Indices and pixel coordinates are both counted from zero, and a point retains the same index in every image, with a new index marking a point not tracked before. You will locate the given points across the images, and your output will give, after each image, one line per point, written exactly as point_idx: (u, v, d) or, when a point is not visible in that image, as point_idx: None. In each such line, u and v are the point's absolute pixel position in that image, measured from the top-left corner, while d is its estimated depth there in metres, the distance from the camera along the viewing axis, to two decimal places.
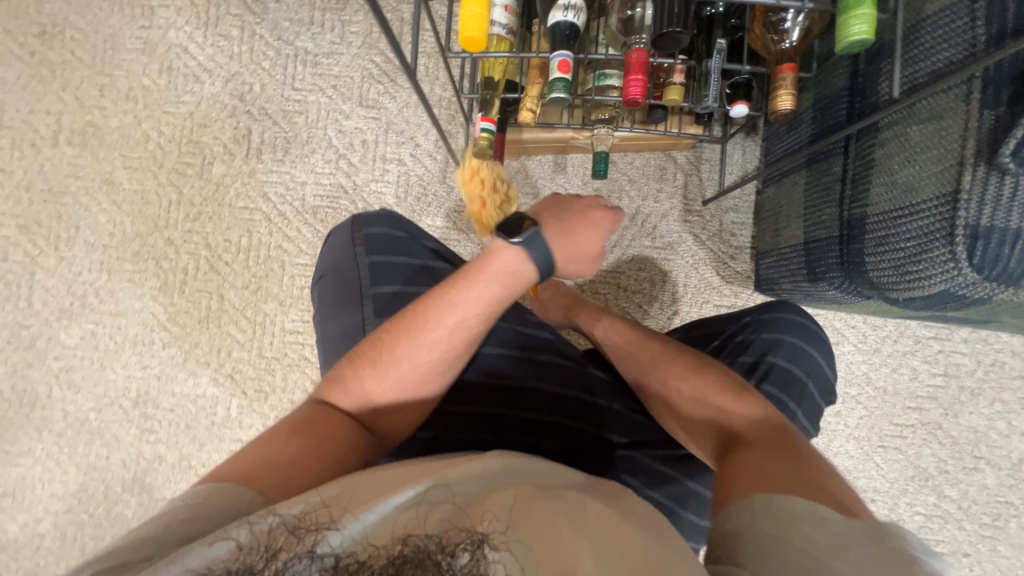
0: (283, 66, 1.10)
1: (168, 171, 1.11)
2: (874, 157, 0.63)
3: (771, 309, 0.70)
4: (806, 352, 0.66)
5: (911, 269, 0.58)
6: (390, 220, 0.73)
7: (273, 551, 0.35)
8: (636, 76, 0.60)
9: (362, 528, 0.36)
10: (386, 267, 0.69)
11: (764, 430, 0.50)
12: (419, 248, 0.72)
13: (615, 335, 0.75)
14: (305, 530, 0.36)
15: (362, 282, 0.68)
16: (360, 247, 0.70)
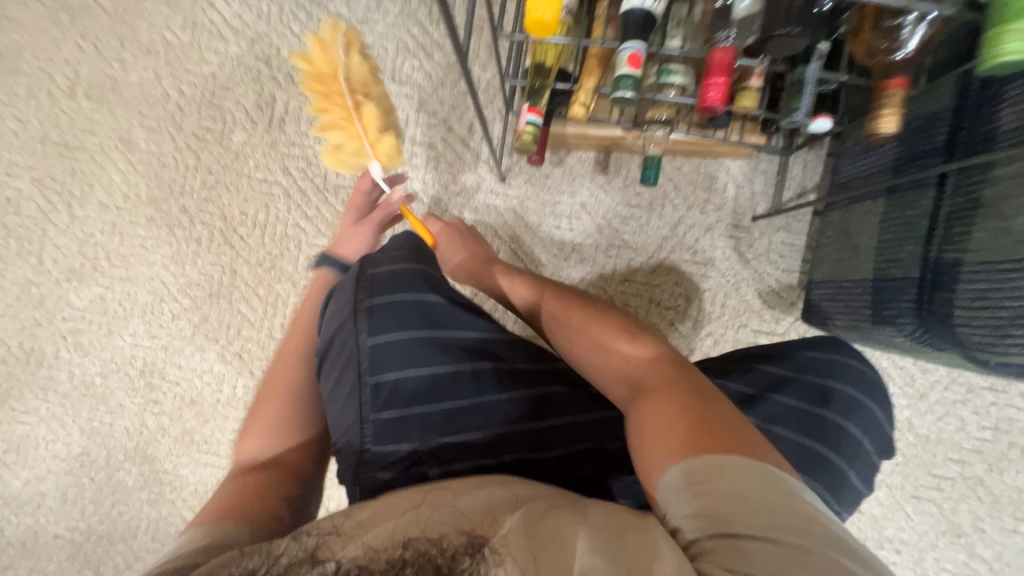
0: (313, 30, 1.03)
1: (186, 135, 1.06)
2: (981, 196, 0.55)
3: (830, 348, 0.59)
4: (863, 406, 0.56)
5: (1015, 332, 0.50)
6: (402, 284, 0.61)
7: (280, 555, 0.42)
8: (718, 79, 0.52)
9: (357, 532, 0.43)
10: (392, 347, 0.57)
11: (662, 375, 0.50)
12: (425, 314, 0.59)
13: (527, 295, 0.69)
14: (311, 534, 0.44)
15: (361, 367, 0.56)
16: (362, 324, 0.57)
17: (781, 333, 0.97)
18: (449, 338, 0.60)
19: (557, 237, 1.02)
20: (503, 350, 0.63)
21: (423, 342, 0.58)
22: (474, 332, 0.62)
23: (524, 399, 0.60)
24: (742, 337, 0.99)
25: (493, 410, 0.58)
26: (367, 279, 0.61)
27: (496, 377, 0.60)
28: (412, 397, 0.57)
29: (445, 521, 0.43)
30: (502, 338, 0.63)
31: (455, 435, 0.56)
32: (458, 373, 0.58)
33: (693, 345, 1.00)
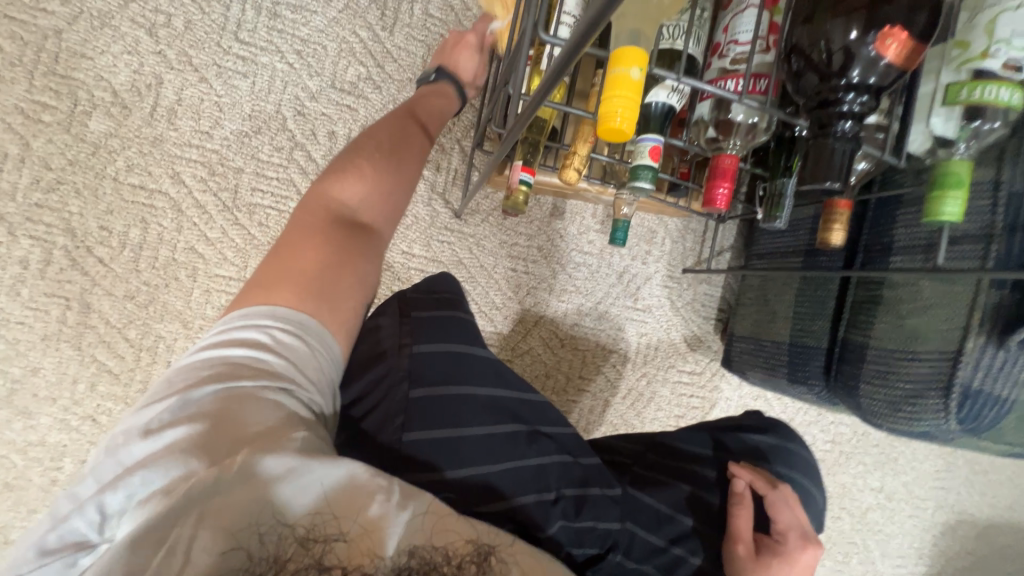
0: (223, 4, 0.81)
1: (5, 109, 0.73)
2: (881, 294, 0.69)
3: (781, 435, 0.70)
4: (802, 487, 0.67)
5: (905, 409, 0.65)
6: (443, 333, 0.55)
7: (280, 562, 0.33)
8: (724, 185, 0.55)
9: (364, 535, 0.35)
10: (432, 403, 0.51)
11: None
12: (474, 371, 0.55)
13: None
14: (313, 542, 0.35)
15: (391, 421, 0.50)
16: (405, 372, 0.52)
17: (701, 372, 1.10)
18: (485, 396, 0.54)
19: (512, 278, 0.99)
20: (535, 411, 0.57)
21: (464, 399, 0.52)
22: (512, 389, 0.56)
23: (554, 462, 0.54)
24: (670, 377, 1.09)
25: (525, 477, 0.51)
26: (413, 322, 0.55)
27: (530, 439, 0.54)
28: (444, 460, 0.49)
29: (461, 529, 0.38)
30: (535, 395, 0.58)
31: (481, 509, 0.48)
32: (493, 436, 0.52)
33: (631, 385, 1.07)
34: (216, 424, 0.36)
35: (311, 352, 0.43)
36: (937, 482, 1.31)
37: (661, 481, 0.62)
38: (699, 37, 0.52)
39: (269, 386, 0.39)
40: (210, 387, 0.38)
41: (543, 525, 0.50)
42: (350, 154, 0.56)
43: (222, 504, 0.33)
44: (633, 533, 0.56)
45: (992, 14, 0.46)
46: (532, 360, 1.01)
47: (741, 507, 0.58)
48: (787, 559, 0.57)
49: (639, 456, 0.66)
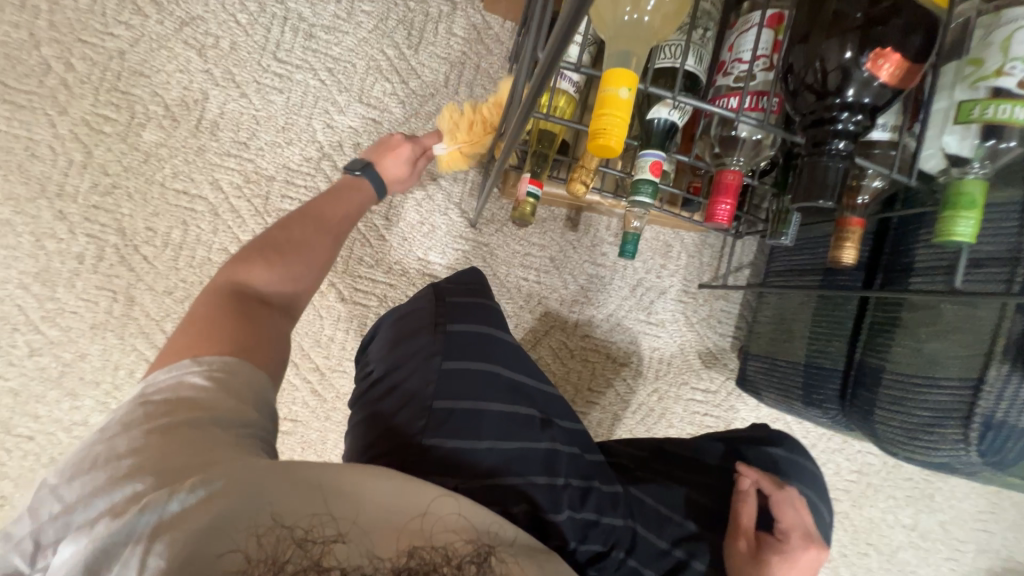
0: (265, 26, 0.88)
1: (72, 121, 0.83)
2: (899, 315, 0.67)
3: (789, 446, 0.69)
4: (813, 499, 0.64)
5: (922, 438, 0.62)
6: (477, 314, 0.58)
7: (278, 563, 0.32)
8: (727, 200, 0.55)
9: (365, 537, 0.35)
10: (461, 376, 0.53)
11: None
12: (502, 354, 0.57)
13: None
14: (313, 543, 0.34)
15: (420, 389, 0.52)
16: (439, 348, 0.55)
17: (715, 391, 1.08)
18: (510, 379, 0.56)
19: (524, 287, 1.00)
20: (550, 401, 0.59)
21: (489, 376, 0.55)
22: (533, 376, 0.59)
23: (566, 448, 0.56)
24: (683, 393, 1.07)
25: (534, 457, 0.53)
26: (448, 306, 0.59)
27: (544, 424, 0.56)
28: (466, 430, 0.51)
29: (455, 532, 0.38)
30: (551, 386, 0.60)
31: (495, 482, 0.50)
32: (512, 416, 0.54)
33: (641, 400, 1.06)
34: (170, 447, 0.37)
35: (232, 391, 0.42)
36: (978, 524, 1.21)
37: (661, 484, 0.61)
38: (701, 56, 0.54)
39: (199, 415, 0.40)
40: (146, 422, 0.39)
41: (553, 506, 0.51)
42: (264, 241, 0.58)
43: (158, 531, 0.32)
44: (636, 531, 0.56)
45: (1009, 30, 0.45)
46: (542, 369, 1.02)
47: (745, 506, 0.59)
48: (789, 559, 0.56)
49: (645, 462, 0.65)
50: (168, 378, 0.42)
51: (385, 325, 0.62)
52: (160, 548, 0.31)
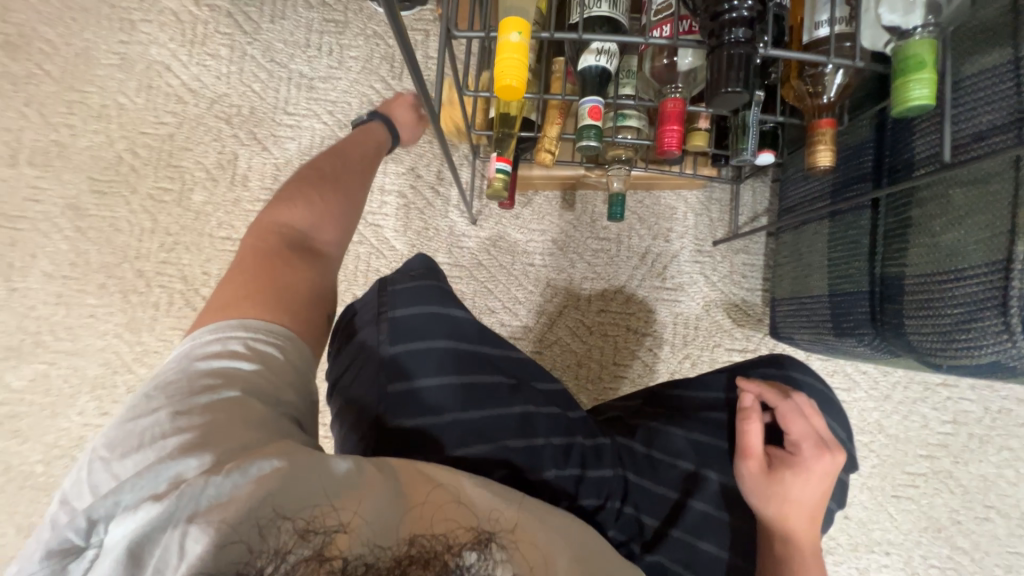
0: (274, 88, 1.04)
1: (142, 197, 1.02)
2: (910, 215, 0.61)
3: (786, 366, 0.71)
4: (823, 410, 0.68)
5: (958, 338, 0.55)
6: (423, 295, 0.58)
7: (281, 554, 0.33)
8: (672, 127, 0.56)
9: (367, 527, 0.36)
10: (412, 357, 0.55)
11: None
12: (457, 328, 0.58)
13: (811, 492, 0.60)
14: (312, 533, 0.35)
15: (376, 378, 0.54)
16: (385, 335, 0.56)
17: (754, 349, 1.02)
18: (466, 351, 0.58)
19: (532, 273, 1.03)
20: (517, 364, 0.61)
21: (441, 352, 0.56)
22: (491, 346, 0.60)
23: (539, 411, 0.59)
24: (718, 356, 1.02)
25: (510, 423, 0.56)
26: (390, 294, 0.58)
27: (513, 390, 0.59)
28: (431, 407, 0.54)
29: (456, 520, 0.39)
30: (513, 350, 0.62)
31: (470, 449, 0.54)
32: (475, 386, 0.56)
33: (673, 369, 1.02)
34: (212, 428, 0.39)
35: (277, 367, 0.47)
36: None
37: (658, 428, 0.67)
38: (616, 0, 0.55)
39: (245, 391, 0.43)
40: (198, 397, 0.41)
41: (535, 463, 0.56)
42: (295, 189, 0.60)
43: (207, 507, 0.34)
44: (627, 479, 0.63)
45: None
46: (562, 350, 1.03)
47: (750, 423, 0.63)
48: (801, 469, 0.61)
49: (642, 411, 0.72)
50: (215, 353, 0.45)
51: (339, 322, 0.62)
52: (217, 522, 0.33)
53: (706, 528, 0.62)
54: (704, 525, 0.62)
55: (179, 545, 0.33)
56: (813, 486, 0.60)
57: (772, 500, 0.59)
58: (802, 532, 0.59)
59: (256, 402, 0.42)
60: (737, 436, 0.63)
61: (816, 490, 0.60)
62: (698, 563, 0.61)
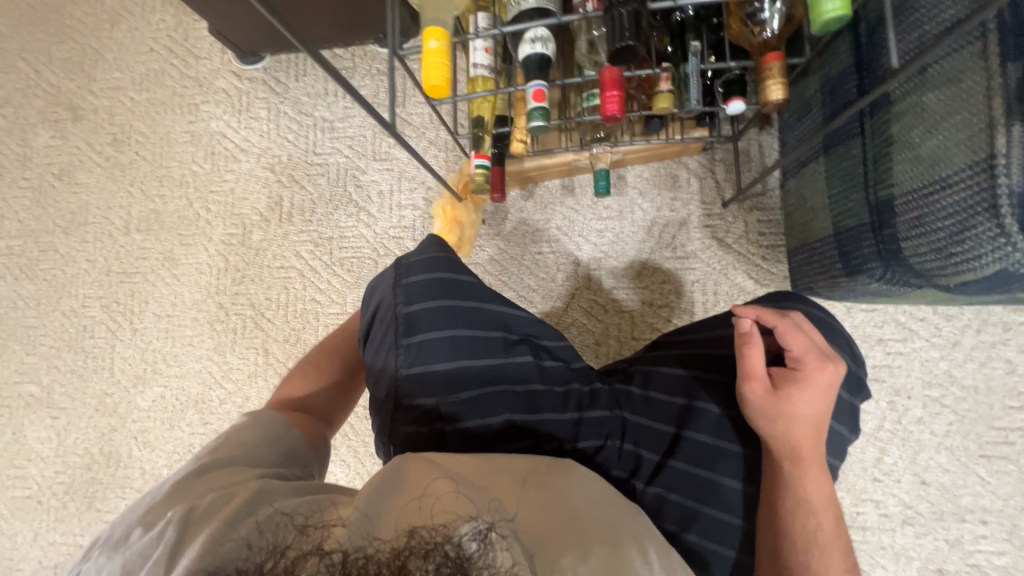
0: (305, 135, 1.23)
1: (216, 243, 1.24)
2: (891, 132, 0.57)
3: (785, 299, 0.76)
4: (827, 330, 0.72)
5: (955, 251, 0.51)
6: (432, 265, 0.70)
7: (282, 550, 0.42)
8: (613, 92, 0.59)
9: (365, 522, 0.45)
10: (422, 315, 0.66)
11: (832, 538, 0.62)
12: (461, 289, 0.69)
13: (814, 406, 0.63)
14: (312, 530, 0.45)
15: (396, 333, 0.67)
16: (400, 299, 0.68)
17: None
18: (471, 309, 0.69)
19: (541, 260, 1.08)
20: (519, 324, 0.73)
21: (451, 310, 0.67)
22: (494, 304, 0.71)
23: (534, 363, 0.71)
24: None
25: (508, 371, 0.69)
26: (404, 268, 0.71)
27: (511, 345, 0.71)
28: (441, 355, 0.66)
29: (456, 509, 0.46)
30: (513, 309, 0.72)
31: (474, 390, 0.66)
32: (476, 339, 0.68)
33: None
34: (198, 484, 0.52)
35: (269, 444, 0.61)
36: None
37: (654, 369, 0.75)
38: None
39: (232, 460, 0.56)
40: (195, 462, 0.55)
41: (533, 405, 0.68)
42: (295, 371, 0.82)
43: (200, 529, 0.46)
44: (625, 418, 0.72)
45: None
46: (579, 330, 1.05)
47: (751, 347, 0.65)
48: (807, 382, 0.64)
49: (643, 356, 0.79)
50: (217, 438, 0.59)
51: (368, 290, 0.75)
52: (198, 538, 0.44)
53: (707, 458, 0.67)
54: (699, 454, 0.67)
55: (177, 558, 0.43)
56: (818, 397, 0.64)
57: (778, 416, 0.62)
58: (807, 441, 0.63)
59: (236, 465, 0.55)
60: (739, 361, 0.66)
61: (820, 402, 0.64)
62: (705, 492, 0.66)
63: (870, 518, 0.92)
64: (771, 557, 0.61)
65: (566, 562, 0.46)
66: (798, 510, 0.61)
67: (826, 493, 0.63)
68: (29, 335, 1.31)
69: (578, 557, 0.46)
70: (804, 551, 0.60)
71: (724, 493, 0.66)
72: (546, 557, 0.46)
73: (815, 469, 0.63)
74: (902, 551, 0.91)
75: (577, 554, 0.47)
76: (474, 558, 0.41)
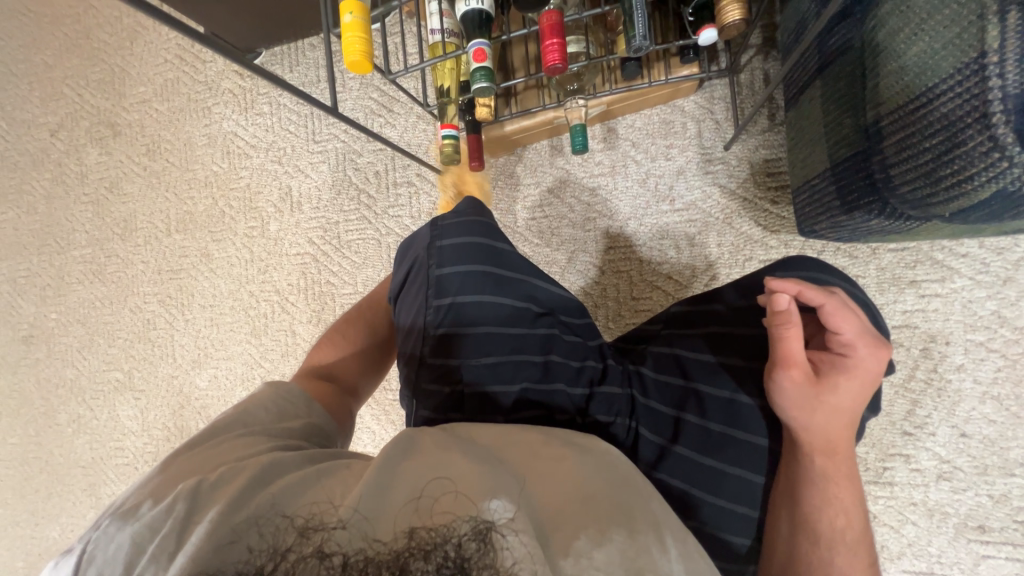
0: (305, 125, 1.28)
1: (241, 236, 1.35)
2: (877, 41, 0.50)
3: (814, 269, 0.68)
4: (862, 308, 0.65)
5: (944, 174, 0.45)
6: (468, 230, 0.66)
7: (282, 554, 0.37)
8: (552, 40, 0.58)
9: (365, 524, 0.39)
10: (453, 279, 0.64)
11: (858, 532, 0.57)
12: (496, 256, 0.65)
13: (855, 397, 0.58)
14: (312, 531, 0.39)
15: (426, 294, 0.65)
16: (434, 260, 0.66)
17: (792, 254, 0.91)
18: (503, 276, 0.65)
19: (534, 225, 1.04)
20: (552, 297, 0.68)
21: (484, 276, 0.64)
22: (527, 273, 0.67)
23: (560, 335, 0.66)
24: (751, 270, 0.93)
25: (533, 341, 0.64)
26: (440, 228, 0.68)
27: (539, 316, 0.66)
28: (467, 320, 0.63)
29: (455, 507, 0.39)
30: (546, 282, 0.67)
31: (494, 357, 0.63)
32: (505, 307, 0.64)
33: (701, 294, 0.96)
34: (208, 461, 0.49)
35: (288, 419, 0.60)
36: None
37: (660, 349, 0.69)
38: None
39: (247, 434, 0.54)
40: (210, 441, 0.53)
41: (548, 375, 0.63)
42: (325, 339, 0.84)
43: (207, 509, 0.42)
44: (636, 399, 0.65)
45: None
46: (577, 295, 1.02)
47: (789, 328, 0.57)
48: (852, 371, 0.58)
49: (660, 334, 0.72)
50: (229, 412, 0.58)
51: (406, 244, 0.73)
52: (206, 519, 0.40)
53: (721, 447, 0.61)
54: (701, 438, 0.61)
55: (185, 540, 0.40)
56: (857, 389, 0.58)
57: (817, 406, 0.56)
58: (840, 435, 0.58)
59: (254, 438, 0.54)
60: (776, 346, 0.58)
61: (860, 395, 0.58)
62: (710, 480, 0.60)
63: (899, 474, 0.85)
64: (788, 546, 0.57)
65: (581, 543, 0.40)
66: (826, 506, 0.57)
67: (855, 488, 0.58)
68: (107, 330, 1.51)
69: (594, 541, 0.40)
70: (831, 548, 0.55)
71: (731, 482, 0.60)
72: (559, 540, 0.40)
73: (845, 463, 0.59)
74: (936, 507, 0.84)
75: (593, 536, 0.40)
76: (474, 559, 0.35)
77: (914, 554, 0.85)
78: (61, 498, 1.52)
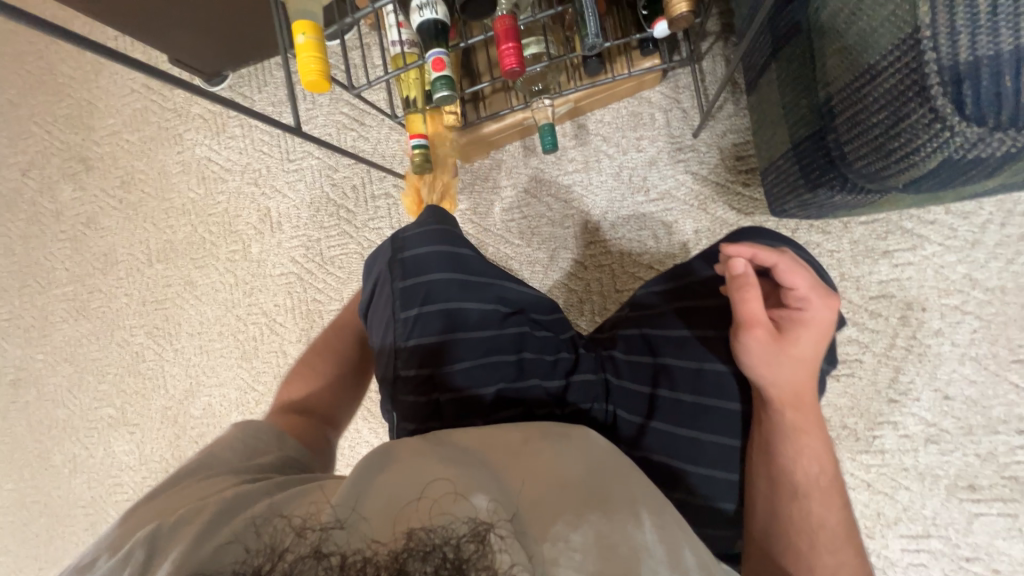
0: (278, 145, 1.28)
1: (223, 260, 1.34)
2: (821, 23, 0.52)
3: (762, 233, 0.69)
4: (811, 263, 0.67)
5: (894, 147, 0.47)
6: (429, 238, 0.67)
7: (280, 550, 0.38)
8: (508, 44, 0.58)
9: (364, 524, 0.40)
10: (417, 289, 0.65)
11: (828, 480, 0.60)
12: (459, 262, 0.66)
13: (815, 350, 0.60)
14: (309, 530, 0.40)
15: (392, 308, 0.66)
16: (397, 273, 0.66)
17: None
18: (467, 280, 0.65)
19: (514, 226, 1.05)
20: (519, 296, 0.68)
21: (448, 283, 0.64)
22: (492, 274, 0.67)
23: (532, 331, 0.66)
24: None
25: (505, 341, 0.64)
26: (401, 241, 0.68)
27: (508, 316, 0.66)
28: (436, 328, 0.64)
29: (454, 512, 0.40)
30: (512, 281, 0.68)
31: (467, 361, 0.63)
32: (472, 309, 0.64)
33: None
34: (175, 504, 0.50)
35: (261, 454, 0.60)
36: None
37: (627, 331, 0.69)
38: None
39: (217, 472, 0.55)
40: (179, 484, 0.53)
41: (522, 372, 0.64)
42: (295, 373, 0.83)
43: (175, 546, 0.42)
44: (609, 381, 0.66)
45: None
46: (561, 292, 1.02)
47: (749, 291, 0.58)
48: (809, 322, 0.60)
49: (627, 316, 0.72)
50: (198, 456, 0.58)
51: (369, 260, 0.74)
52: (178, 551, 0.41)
53: (701, 419, 0.62)
54: (677, 409, 0.62)
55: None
56: (816, 340, 0.60)
57: (781, 360, 0.58)
58: (805, 387, 0.60)
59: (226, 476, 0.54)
60: (738, 309, 0.59)
61: (819, 344, 0.60)
62: (691, 450, 0.61)
63: (889, 441, 0.87)
64: (765, 501, 0.59)
65: (557, 529, 0.41)
66: (798, 458, 0.59)
67: (823, 438, 0.61)
68: (96, 366, 1.49)
69: (570, 525, 0.41)
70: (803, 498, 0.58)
71: (712, 451, 0.61)
72: (538, 529, 0.41)
73: (811, 415, 0.61)
74: (927, 470, 0.86)
75: (570, 520, 0.42)
76: (473, 560, 0.36)
77: (910, 519, 0.86)
78: (63, 540, 1.50)
